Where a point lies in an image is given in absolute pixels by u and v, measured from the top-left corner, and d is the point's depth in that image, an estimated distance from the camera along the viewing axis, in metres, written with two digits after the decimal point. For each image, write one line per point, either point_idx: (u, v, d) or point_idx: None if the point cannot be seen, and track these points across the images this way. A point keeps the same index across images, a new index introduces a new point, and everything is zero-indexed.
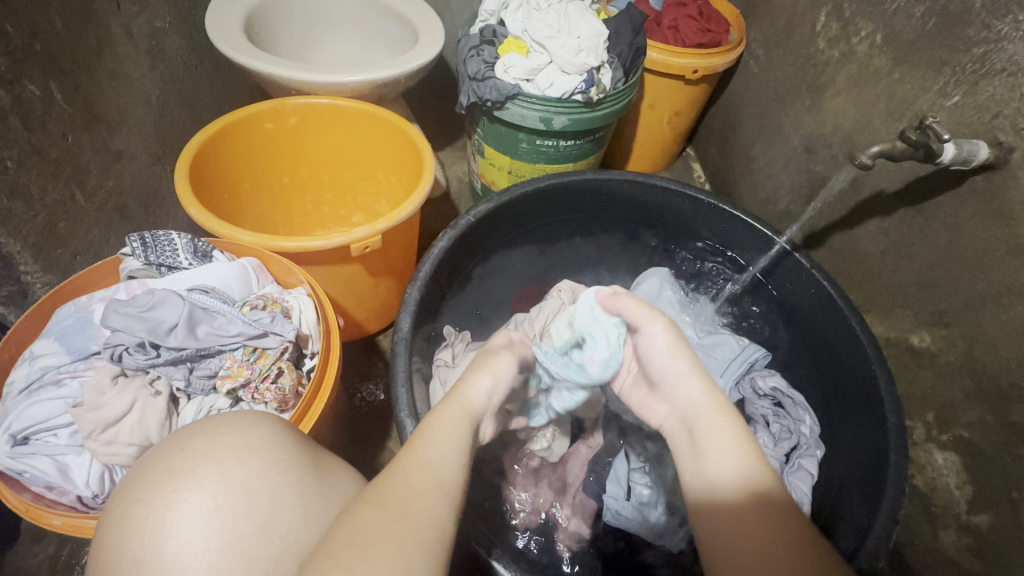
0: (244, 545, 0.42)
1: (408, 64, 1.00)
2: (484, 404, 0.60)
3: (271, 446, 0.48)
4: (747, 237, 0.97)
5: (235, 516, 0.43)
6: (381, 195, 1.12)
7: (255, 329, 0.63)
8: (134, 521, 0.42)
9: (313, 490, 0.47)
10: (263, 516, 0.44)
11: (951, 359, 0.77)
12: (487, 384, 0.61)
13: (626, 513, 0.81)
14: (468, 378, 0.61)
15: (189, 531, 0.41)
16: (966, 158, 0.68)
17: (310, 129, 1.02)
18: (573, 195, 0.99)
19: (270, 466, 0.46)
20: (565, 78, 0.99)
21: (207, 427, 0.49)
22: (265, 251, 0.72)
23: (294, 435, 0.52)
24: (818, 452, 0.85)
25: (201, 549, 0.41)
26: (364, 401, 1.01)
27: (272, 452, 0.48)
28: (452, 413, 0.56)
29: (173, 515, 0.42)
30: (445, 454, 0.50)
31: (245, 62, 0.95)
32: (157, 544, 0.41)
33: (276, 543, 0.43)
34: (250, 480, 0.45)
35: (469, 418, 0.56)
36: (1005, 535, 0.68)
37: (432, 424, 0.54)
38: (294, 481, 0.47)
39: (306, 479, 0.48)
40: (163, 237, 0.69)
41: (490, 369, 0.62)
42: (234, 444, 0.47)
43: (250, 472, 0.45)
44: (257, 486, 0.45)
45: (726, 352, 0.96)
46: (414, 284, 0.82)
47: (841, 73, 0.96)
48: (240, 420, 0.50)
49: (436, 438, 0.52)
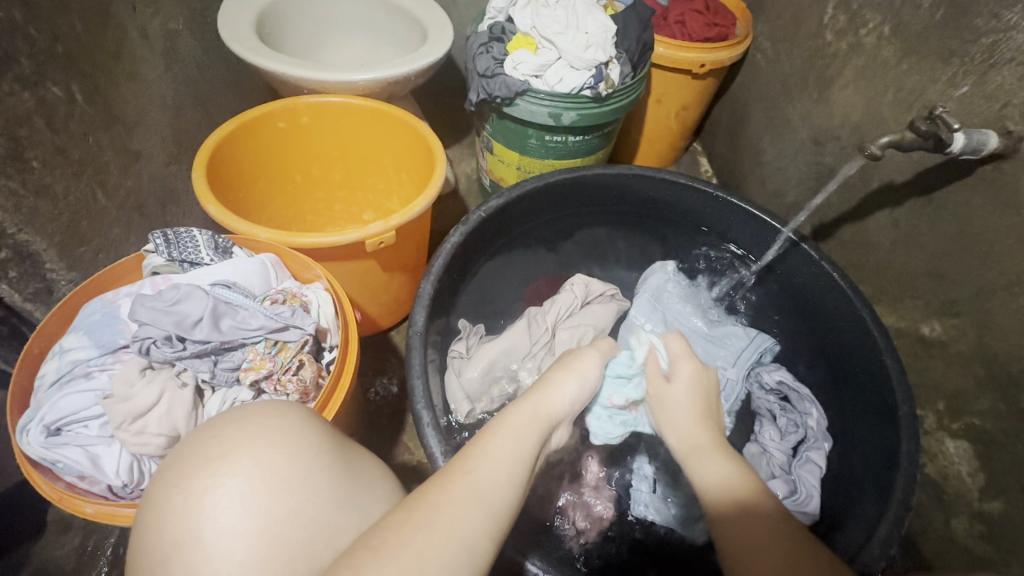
0: (280, 529, 0.43)
1: (418, 62, 1.02)
2: (563, 412, 0.61)
3: (303, 434, 0.49)
4: (756, 229, 0.98)
5: (269, 500, 0.44)
6: (393, 192, 1.13)
7: (277, 323, 0.64)
8: (174, 504, 0.44)
9: (343, 478, 0.49)
10: (296, 500, 0.45)
11: (962, 348, 0.77)
12: (571, 388, 0.64)
13: (653, 506, 0.84)
14: (555, 387, 0.63)
15: (226, 515, 0.43)
16: (975, 148, 0.68)
17: (322, 128, 1.03)
18: (583, 191, 1.00)
19: (300, 453, 0.48)
20: (574, 74, 0.99)
21: (242, 415, 0.50)
22: (283, 247, 0.73)
23: (321, 423, 0.53)
24: (825, 445, 0.86)
25: (238, 533, 0.42)
26: (378, 395, 1.02)
27: (304, 440, 0.49)
28: (519, 419, 0.56)
29: (210, 500, 0.44)
30: (501, 467, 0.49)
31: (259, 63, 0.96)
32: (196, 527, 0.43)
33: (309, 528, 0.44)
34: (284, 466, 0.46)
35: (538, 430, 0.56)
36: (1017, 522, 0.69)
37: (489, 435, 0.53)
38: (325, 468, 0.48)
39: (335, 465, 0.49)
40: (184, 233, 0.71)
41: (576, 373, 0.65)
42: (267, 432, 0.48)
43: (282, 459, 0.47)
44: (290, 472, 0.46)
45: (735, 343, 0.99)
46: (428, 279, 0.83)
47: (849, 65, 0.97)
48: (271, 409, 0.51)
49: (497, 450, 0.51)
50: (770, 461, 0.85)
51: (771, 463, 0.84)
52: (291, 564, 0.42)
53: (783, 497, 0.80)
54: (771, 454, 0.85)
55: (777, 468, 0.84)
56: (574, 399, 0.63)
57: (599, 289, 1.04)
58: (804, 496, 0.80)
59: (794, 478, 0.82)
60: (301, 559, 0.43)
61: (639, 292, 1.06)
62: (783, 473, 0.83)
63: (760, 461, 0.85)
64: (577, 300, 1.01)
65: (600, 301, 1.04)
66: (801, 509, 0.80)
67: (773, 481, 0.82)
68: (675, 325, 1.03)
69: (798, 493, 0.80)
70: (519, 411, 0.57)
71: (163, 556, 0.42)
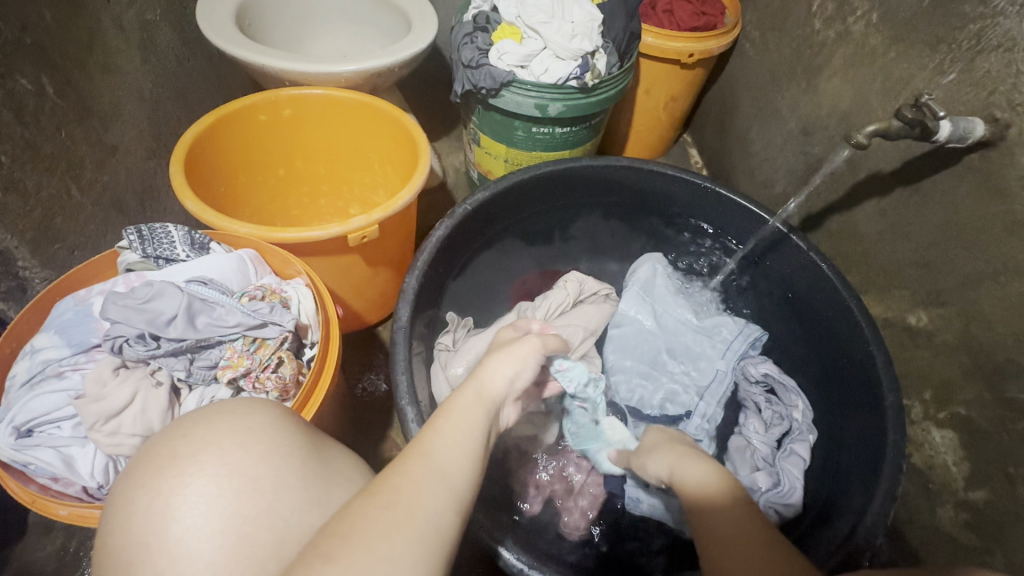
0: (248, 527, 0.43)
1: (402, 53, 1.00)
2: (505, 394, 0.58)
3: (273, 431, 0.49)
4: (744, 221, 0.97)
5: (238, 499, 0.44)
6: (378, 185, 1.11)
7: (254, 320, 0.63)
8: (139, 505, 0.43)
9: (315, 474, 0.48)
10: (266, 499, 0.44)
11: (947, 337, 0.77)
12: (509, 369, 0.59)
13: (646, 500, 0.81)
14: (491, 368, 0.59)
15: (192, 515, 0.42)
16: (962, 136, 0.68)
17: (304, 120, 1.02)
18: (570, 182, 0.99)
19: (271, 450, 0.47)
20: (559, 64, 0.98)
21: (208, 416, 0.50)
22: (262, 242, 0.72)
23: (293, 420, 0.53)
24: (810, 437, 0.86)
25: (205, 533, 0.42)
26: (366, 391, 1.02)
27: (273, 438, 0.49)
28: (465, 401, 0.55)
29: (176, 500, 0.43)
30: (461, 449, 0.49)
31: (239, 54, 0.95)
32: (161, 528, 0.42)
33: (280, 526, 0.44)
34: (253, 464, 0.46)
35: (487, 408, 0.55)
36: (1001, 510, 0.69)
37: (443, 416, 0.52)
38: (296, 465, 0.48)
39: (308, 463, 0.49)
40: (159, 229, 0.69)
41: (515, 357, 0.61)
42: (233, 430, 0.48)
43: (253, 457, 0.46)
44: (259, 470, 0.46)
45: (727, 333, 0.99)
46: (412, 273, 0.82)
47: (837, 54, 0.96)
48: (239, 408, 0.51)
49: (454, 431, 0.51)
50: (753, 454, 0.85)
51: (755, 456, 0.85)
52: (260, 561, 0.42)
53: (765, 490, 0.80)
54: (754, 445, 0.86)
55: (760, 461, 0.84)
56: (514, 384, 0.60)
57: (593, 288, 1.04)
58: (787, 489, 0.80)
59: (778, 470, 0.82)
60: (271, 557, 0.42)
61: (628, 284, 1.05)
62: (766, 465, 0.83)
63: (744, 454, 0.85)
64: (570, 298, 1.00)
65: (592, 301, 1.04)
66: (784, 502, 0.80)
67: (756, 473, 0.83)
68: (663, 316, 1.03)
69: (781, 486, 0.80)
70: (463, 393, 0.56)
71: (127, 559, 0.41)
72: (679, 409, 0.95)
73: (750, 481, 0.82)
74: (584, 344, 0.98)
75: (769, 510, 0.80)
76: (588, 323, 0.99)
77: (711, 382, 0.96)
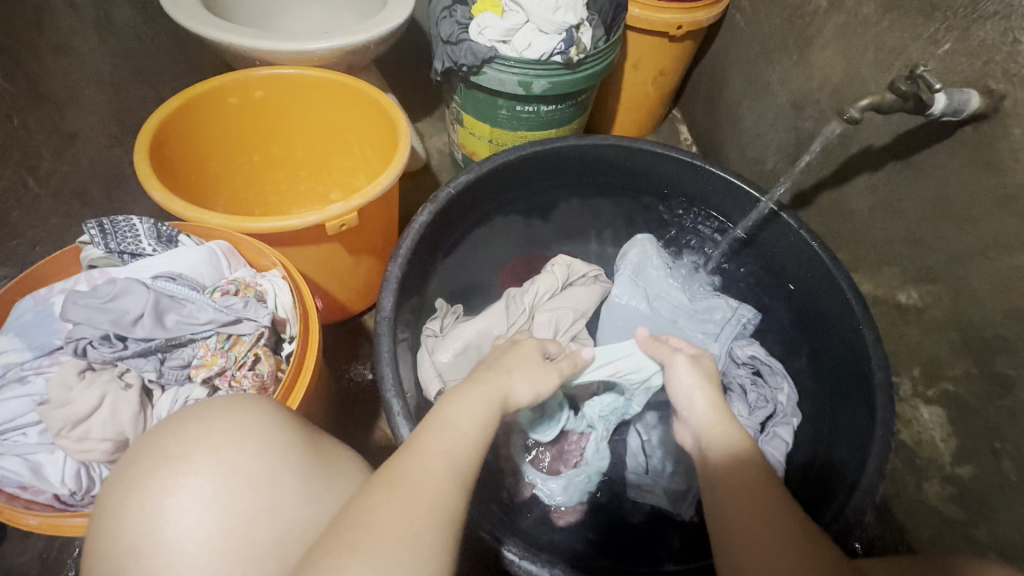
0: (244, 527, 0.43)
1: (377, 29, 0.96)
2: (517, 409, 0.60)
3: (266, 428, 0.49)
4: (735, 199, 0.95)
5: (234, 500, 0.44)
6: (359, 169, 1.07)
7: (228, 316, 0.60)
8: (133, 509, 0.43)
9: (311, 471, 0.48)
10: (263, 498, 0.44)
11: (937, 315, 0.77)
12: (522, 382, 0.60)
13: (648, 487, 0.84)
14: (510, 375, 0.60)
15: (188, 517, 0.42)
16: (957, 108, 0.66)
17: (277, 102, 0.97)
18: (558, 162, 0.96)
19: (265, 448, 0.47)
20: (543, 38, 0.94)
21: (203, 414, 0.49)
22: (236, 234, 0.68)
23: (287, 417, 0.53)
24: (793, 421, 0.86)
25: (202, 535, 0.42)
26: (351, 381, 1.00)
27: (268, 436, 0.48)
28: (474, 389, 0.56)
29: (170, 502, 0.43)
30: (454, 427, 0.50)
31: (205, 33, 0.91)
32: (158, 532, 0.42)
33: (278, 524, 0.44)
34: (247, 463, 0.46)
35: (494, 400, 0.56)
36: (988, 485, 0.70)
37: (449, 401, 0.54)
38: (291, 461, 0.47)
39: (303, 459, 0.49)
40: (123, 222, 0.65)
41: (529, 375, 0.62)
42: (225, 429, 0.48)
43: (245, 456, 0.46)
44: (255, 469, 0.45)
45: (720, 316, 0.98)
46: (395, 261, 0.80)
47: (829, 23, 0.93)
48: (233, 404, 0.51)
49: (449, 412, 0.52)
50: None
51: None
52: (259, 560, 0.42)
53: None
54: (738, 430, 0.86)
55: None
56: (531, 396, 0.61)
57: (582, 270, 1.02)
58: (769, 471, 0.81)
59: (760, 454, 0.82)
60: (271, 557, 0.42)
61: (622, 268, 1.03)
62: None
63: None
64: (559, 283, 0.99)
65: (582, 283, 1.02)
66: None
67: None
68: (656, 300, 1.01)
69: None
70: (471, 381, 0.57)
71: (123, 562, 0.42)
72: None
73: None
74: (574, 327, 0.96)
75: None
76: (578, 305, 0.97)
77: None
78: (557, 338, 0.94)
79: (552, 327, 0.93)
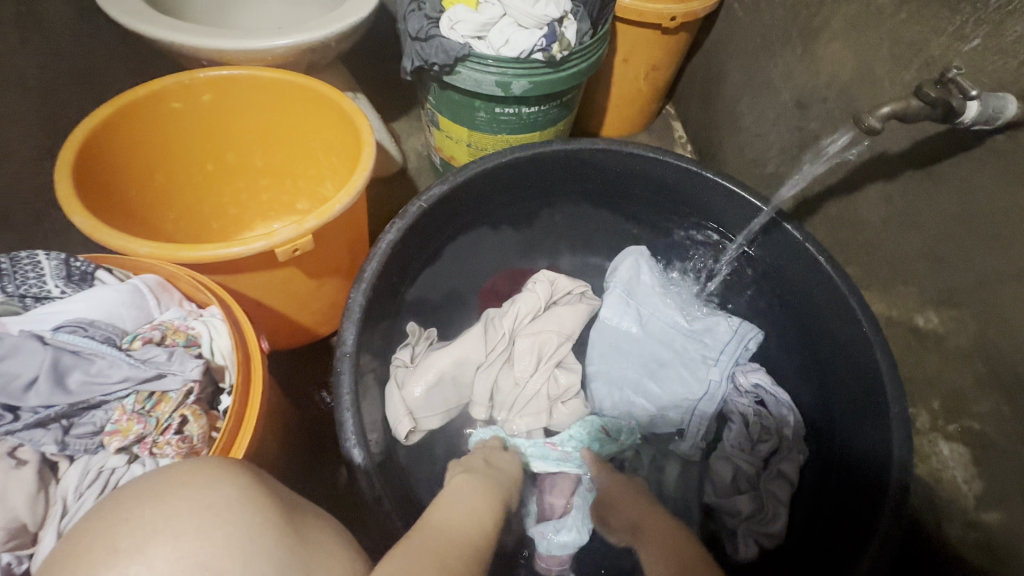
0: None
1: (338, 24, 0.86)
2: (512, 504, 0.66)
3: (241, 507, 0.41)
4: (734, 209, 0.87)
5: None
6: (325, 177, 0.96)
7: (148, 371, 0.53)
8: None
9: (293, 556, 0.40)
10: None
11: (961, 343, 0.69)
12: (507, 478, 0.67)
13: None
14: (501, 473, 0.67)
15: None
16: (991, 117, 0.58)
17: (229, 106, 0.88)
18: (542, 169, 0.87)
19: (237, 533, 0.39)
20: (522, 34, 0.84)
21: (164, 486, 0.42)
22: (168, 266, 0.60)
23: (264, 487, 0.45)
24: (800, 457, 0.79)
25: None
26: (315, 411, 0.92)
27: (242, 516, 0.40)
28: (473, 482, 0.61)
29: None
30: (465, 511, 0.54)
31: (140, 29, 0.81)
32: None
33: None
34: (214, 556, 0.38)
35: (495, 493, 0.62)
36: (1019, 535, 0.63)
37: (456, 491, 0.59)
38: (268, 549, 0.40)
39: (283, 543, 0.41)
40: (25, 258, 0.56)
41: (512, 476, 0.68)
42: (191, 510, 0.40)
43: (212, 546, 0.38)
44: (223, 563, 0.38)
45: (720, 336, 0.90)
46: (358, 287, 0.71)
47: (838, 14, 0.84)
48: (202, 474, 0.43)
49: (457, 499, 0.57)
50: (738, 475, 0.79)
51: (738, 476, 0.79)
52: None
53: (747, 516, 0.76)
54: (738, 467, 0.79)
55: (744, 482, 0.78)
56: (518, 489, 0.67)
57: (567, 287, 0.94)
58: (770, 515, 0.76)
59: (761, 493, 0.77)
60: None
61: (610, 286, 0.95)
62: (749, 487, 0.78)
63: (727, 474, 0.79)
64: (543, 302, 0.90)
65: (568, 301, 0.93)
66: (766, 530, 0.76)
67: (738, 495, 0.78)
68: (649, 322, 0.93)
69: (765, 511, 0.76)
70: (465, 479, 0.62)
71: None
72: (669, 427, 0.87)
73: (731, 505, 0.77)
74: (561, 351, 0.87)
75: (749, 540, 0.76)
76: (564, 326, 0.89)
77: (704, 395, 0.87)
78: (542, 366, 0.85)
79: (535, 353, 0.85)
